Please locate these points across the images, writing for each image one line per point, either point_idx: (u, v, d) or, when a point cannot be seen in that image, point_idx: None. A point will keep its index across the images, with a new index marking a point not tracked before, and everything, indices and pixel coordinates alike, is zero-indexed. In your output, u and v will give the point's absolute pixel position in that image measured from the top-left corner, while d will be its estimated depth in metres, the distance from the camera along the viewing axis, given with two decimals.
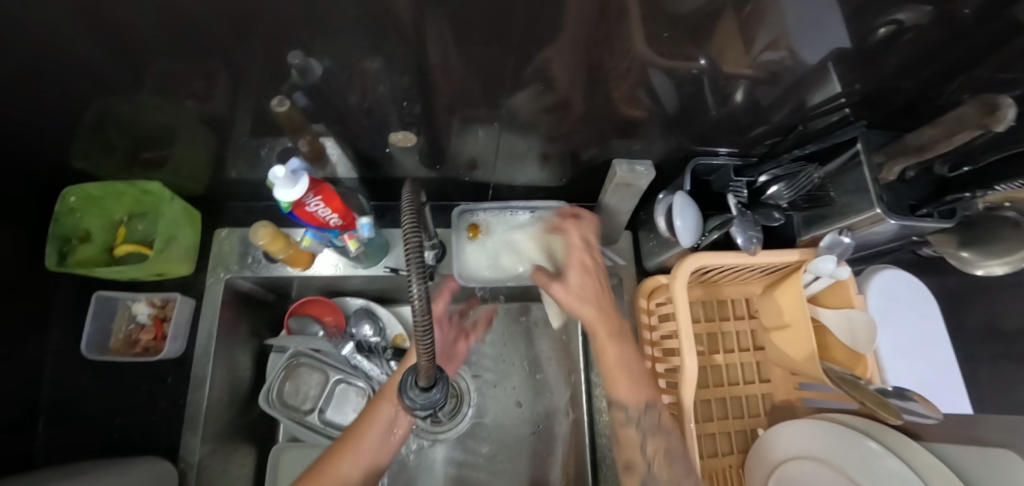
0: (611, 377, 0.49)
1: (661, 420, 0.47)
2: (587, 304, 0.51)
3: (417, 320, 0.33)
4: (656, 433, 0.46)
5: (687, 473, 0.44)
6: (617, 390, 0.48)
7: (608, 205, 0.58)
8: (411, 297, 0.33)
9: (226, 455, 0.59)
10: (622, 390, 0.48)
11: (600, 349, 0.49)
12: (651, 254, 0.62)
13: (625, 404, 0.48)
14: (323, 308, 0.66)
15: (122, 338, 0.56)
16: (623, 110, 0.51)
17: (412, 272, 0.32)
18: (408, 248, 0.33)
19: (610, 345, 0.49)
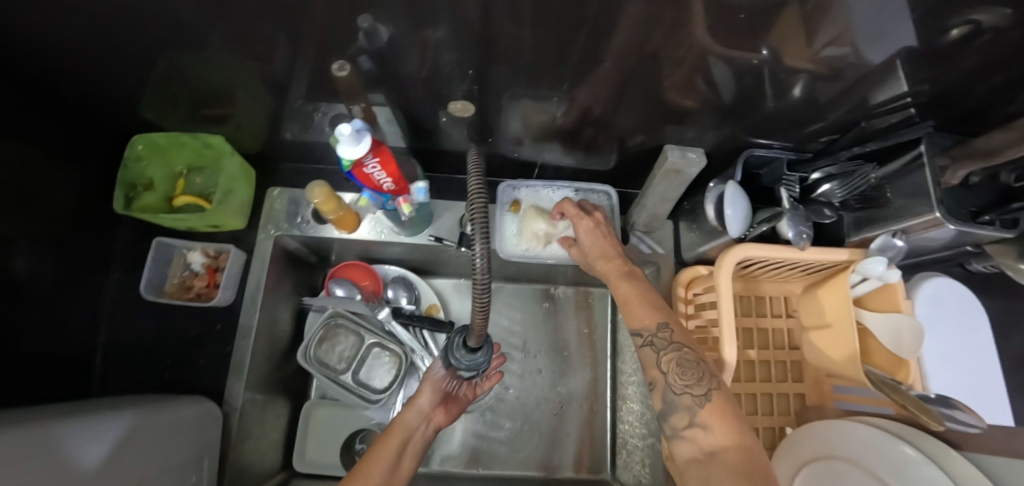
0: (627, 307, 0.51)
1: (673, 337, 0.47)
2: (596, 257, 0.56)
3: (476, 282, 0.35)
4: (669, 348, 0.47)
5: (699, 379, 0.44)
6: (631, 315, 0.50)
7: (655, 192, 0.57)
8: (474, 256, 0.34)
9: (265, 403, 0.62)
10: (636, 316, 0.50)
11: (613, 288, 0.53)
12: (692, 244, 0.62)
13: (642, 325, 0.49)
14: (362, 272, 0.68)
15: (177, 283, 0.59)
16: (677, 96, 0.51)
17: (476, 233, 0.34)
18: (474, 209, 0.35)
19: (620, 281, 0.53)
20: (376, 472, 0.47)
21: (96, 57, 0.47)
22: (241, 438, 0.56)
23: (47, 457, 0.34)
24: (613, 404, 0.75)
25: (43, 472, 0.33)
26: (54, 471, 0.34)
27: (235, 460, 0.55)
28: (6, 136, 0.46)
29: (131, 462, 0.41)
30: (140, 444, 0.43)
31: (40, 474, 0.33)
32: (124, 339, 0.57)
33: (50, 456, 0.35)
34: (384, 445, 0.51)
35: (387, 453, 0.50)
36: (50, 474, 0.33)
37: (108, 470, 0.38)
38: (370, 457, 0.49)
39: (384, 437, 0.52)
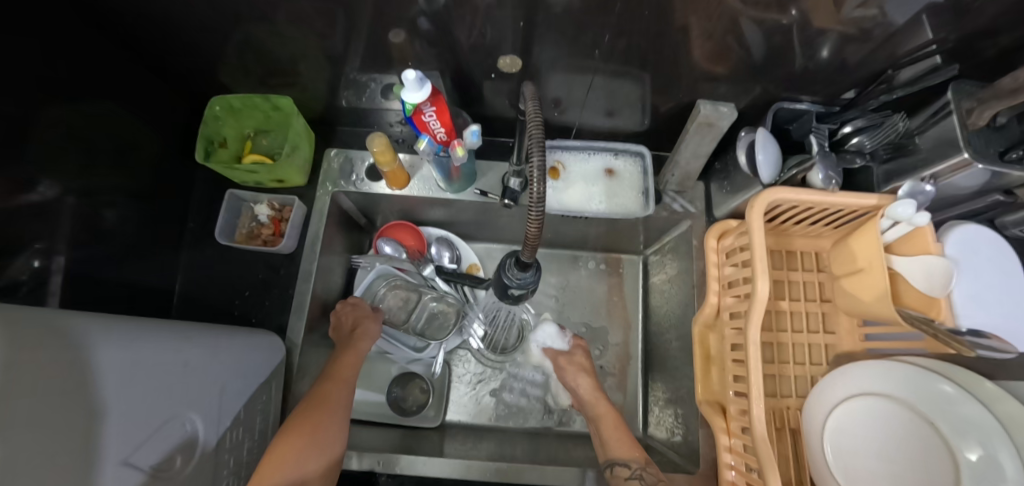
0: (609, 439, 0.58)
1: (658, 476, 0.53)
2: (575, 374, 0.66)
3: (532, 211, 0.40)
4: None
5: None
6: (610, 448, 0.57)
7: (688, 147, 0.61)
8: (531, 177, 0.38)
9: (320, 348, 0.67)
10: (618, 451, 0.56)
11: (592, 405, 0.63)
12: (722, 202, 0.66)
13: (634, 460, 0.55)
14: (406, 232, 0.71)
15: (245, 232, 0.65)
16: (708, 59, 0.54)
17: (535, 169, 0.38)
18: (531, 141, 0.39)
19: (598, 400, 0.63)
20: (348, 376, 0.58)
21: (185, 30, 0.53)
22: (299, 375, 0.61)
23: (147, 348, 0.39)
24: (646, 367, 0.78)
25: (143, 362, 0.37)
26: (150, 361, 0.38)
27: (295, 395, 0.61)
28: (107, 102, 0.54)
29: (210, 360, 0.46)
30: (215, 346, 0.48)
31: (139, 367, 0.37)
32: (200, 282, 0.64)
33: (146, 349, 0.38)
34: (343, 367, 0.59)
35: (353, 361, 0.60)
36: (146, 366, 0.38)
37: (198, 369, 0.44)
38: (339, 365, 0.59)
39: (343, 350, 0.61)
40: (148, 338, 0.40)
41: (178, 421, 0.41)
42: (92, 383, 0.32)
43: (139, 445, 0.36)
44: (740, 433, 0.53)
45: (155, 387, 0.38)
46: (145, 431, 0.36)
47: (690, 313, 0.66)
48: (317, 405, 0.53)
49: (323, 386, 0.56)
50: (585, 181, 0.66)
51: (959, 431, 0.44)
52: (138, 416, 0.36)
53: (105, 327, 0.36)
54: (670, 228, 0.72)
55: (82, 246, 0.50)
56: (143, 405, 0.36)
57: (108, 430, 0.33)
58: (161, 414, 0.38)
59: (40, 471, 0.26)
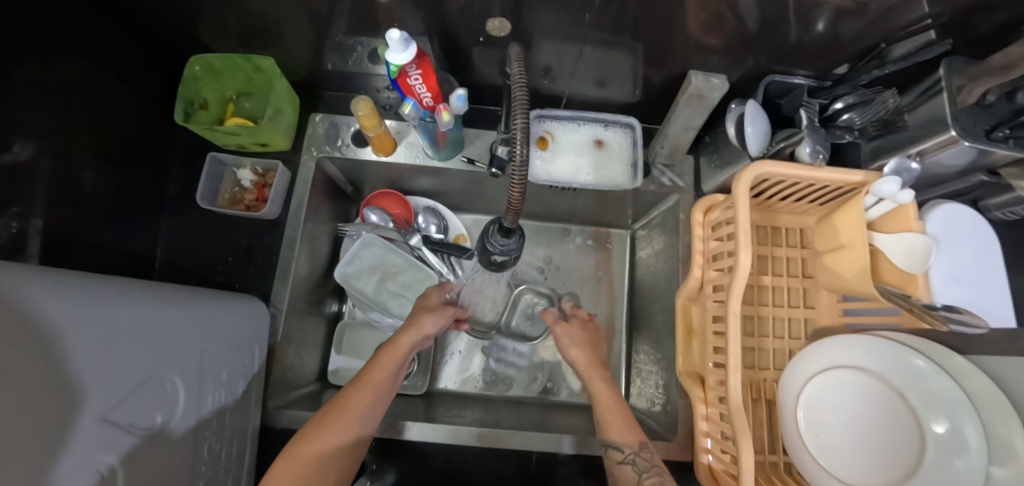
0: (608, 423, 0.54)
1: (654, 460, 0.49)
2: (573, 347, 0.63)
3: (514, 176, 0.39)
4: (650, 472, 0.47)
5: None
6: (610, 430, 0.53)
7: (679, 119, 0.60)
8: (514, 142, 0.38)
9: (306, 314, 0.67)
10: (615, 431, 0.53)
11: (588, 379, 0.60)
12: (710, 177, 0.66)
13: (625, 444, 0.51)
14: (392, 201, 0.71)
15: (228, 197, 0.64)
16: (702, 30, 0.53)
17: (519, 136, 0.38)
18: (516, 106, 0.38)
19: (591, 370, 0.61)
20: (379, 382, 0.53)
21: None
22: (285, 341, 0.62)
23: (119, 309, 0.38)
24: (629, 339, 0.79)
25: (117, 322, 0.37)
26: (121, 321, 0.38)
27: (280, 360, 0.61)
28: (79, 59, 0.51)
29: (184, 323, 0.45)
30: (189, 309, 0.47)
31: (110, 327, 0.36)
32: (182, 247, 0.63)
33: (116, 310, 0.38)
34: (382, 360, 0.55)
35: (388, 362, 0.55)
36: (116, 326, 0.37)
37: (176, 331, 0.44)
38: (372, 367, 0.54)
39: (385, 349, 0.56)
40: (119, 299, 0.39)
41: (158, 381, 0.40)
42: (59, 340, 0.31)
43: (117, 403, 0.36)
44: (717, 402, 0.54)
45: (129, 346, 0.38)
46: (124, 388, 0.36)
47: (674, 286, 0.66)
48: (336, 407, 0.49)
49: (352, 390, 0.51)
50: (574, 152, 0.65)
51: (929, 405, 0.46)
52: (114, 373, 0.36)
53: (70, 288, 0.35)
54: (658, 202, 0.72)
55: (59, 210, 0.49)
56: (117, 364, 0.36)
57: (82, 388, 0.32)
58: (140, 373, 0.38)
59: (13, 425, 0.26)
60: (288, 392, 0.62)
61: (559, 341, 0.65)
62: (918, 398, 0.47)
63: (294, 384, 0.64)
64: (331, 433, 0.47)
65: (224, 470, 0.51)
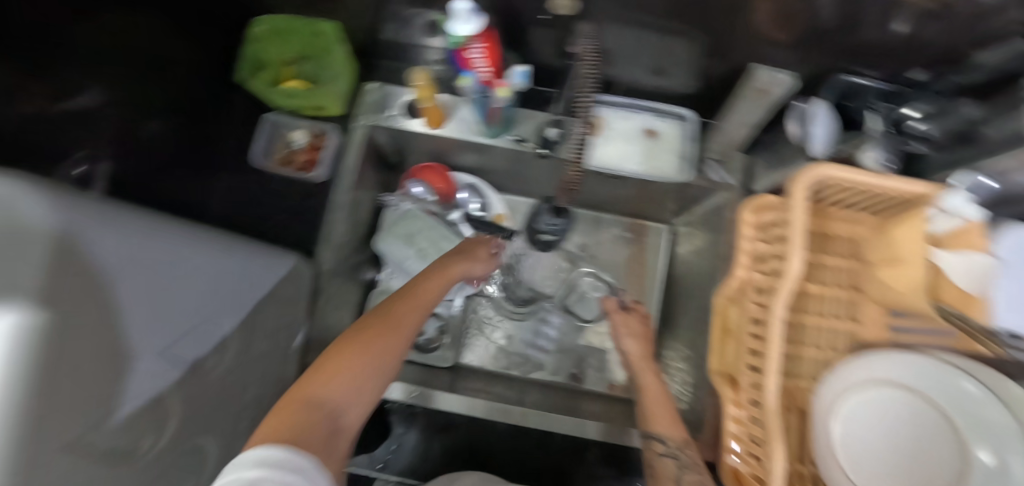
0: (655, 413, 0.54)
1: (696, 457, 0.49)
2: (626, 337, 0.66)
3: None
4: (693, 467, 0.47)
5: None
6: (659, 422, 0.53)
7: (738, 113, 0.59)
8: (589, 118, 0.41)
9: (345, 279, 0.69)
10: (662, 425, 0.53)
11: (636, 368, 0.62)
12: (763, 177, 0.64)
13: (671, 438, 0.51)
14: (434, 175, 0.71)
15: (281, 157, 0.66)
16: (772, 22, 0.51)
17: None
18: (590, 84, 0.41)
19: (642, 363, 0.62)
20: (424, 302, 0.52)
21: None
22: (324, 301, 0.63)
23: (165, 255, 0.39)
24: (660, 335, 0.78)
25: (163, 271, 0.38)
26: (166, 269, 0.39)
27: (319, 320, 0.63)
28: None
29: (231, 270, 0.47)
30: (237, 257, 0.49)
31: (155, 275, 0.38)
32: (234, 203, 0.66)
33: (161, 255, 0.39)
34: (425, 283, 0.54)
35: (432, 287, 0.55)
36: (161, 273, 0.38)
37: (218, 282, 0.45)
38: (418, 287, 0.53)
39: (429, 274, 0.57)
40: (165, 244, 0.40)
41: (203, 328, 0.42)
42: (111, 278, 0.33)
43: (162, 348, 0.38)
44: (747, 405, 0.54)
45: (175, 295, 0.39)
46: (171, 334, 0.39)
47: (714, 286, 0.65)
48: (382, 318, 0.46)
49: (396, 306, 0.48)
50: (623, 139, 0.64)
51: (978, 431, 0.37)
52: (158, 321, 0.37)
53: (122, 231, 0.36)
54: (703, 198, 0.69)
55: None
56: (161, 312, 0.38)
57: (131, 324, 0.35)
58: (185, 320, 0.40)
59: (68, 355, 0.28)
60: (324, 351, 0.64)
61: (615, 329, 0.67)
62: (966, 422, 0.38)
63: (330, 344, 0.66)
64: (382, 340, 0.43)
65: (260, 415, 0.53)
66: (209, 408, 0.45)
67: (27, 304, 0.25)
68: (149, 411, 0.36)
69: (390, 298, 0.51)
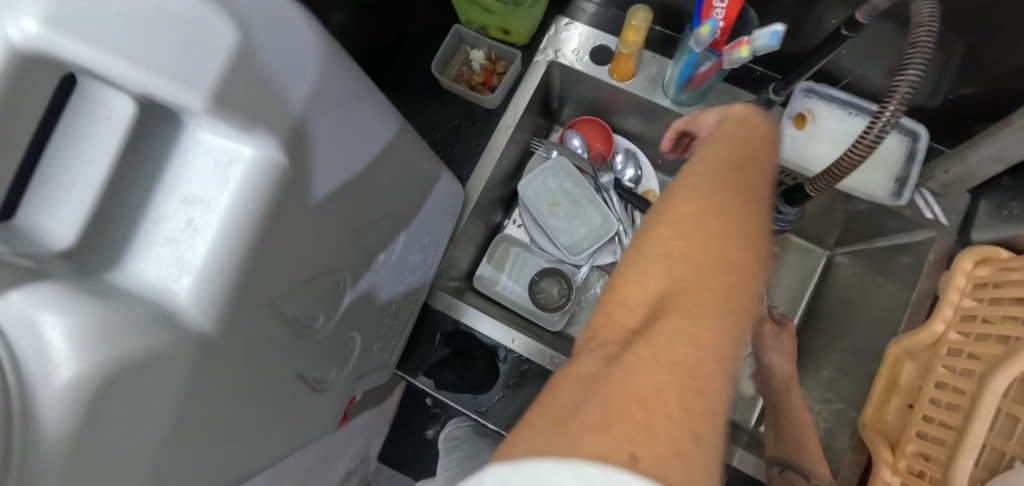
0: (804, 446, 0.51)
1: None
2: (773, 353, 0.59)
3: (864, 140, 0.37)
4: None
5: None
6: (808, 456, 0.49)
7: (1000, 143, 0.49)
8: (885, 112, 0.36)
9: (480, 216, 0.66)
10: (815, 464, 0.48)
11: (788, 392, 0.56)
12: (995, 226, 0.53)
13: (817, 474, 0.48)
14: (595, 132, 0.68)
15: (454, 75, 0.64)
16: None
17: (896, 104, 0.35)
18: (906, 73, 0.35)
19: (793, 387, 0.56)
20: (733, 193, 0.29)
21: None
22: (462, 231, 0.61)
23: (369, 145, 0.33)
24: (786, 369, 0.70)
25: (366, 166, 0.33)
26: (367, 162, 0.33)
27: (453, 248, 0.61)
28: None
29: (374, 139, 0.34)
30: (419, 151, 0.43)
31: (358, 167, 0.32)
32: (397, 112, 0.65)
33: (365, 144, 0.32)
34: (708, 165, 0.32)
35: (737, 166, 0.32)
36: (362, 167, 0.32)
37: (399, 189, 0.41)
38: (703, 169, 0.31)
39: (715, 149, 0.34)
40: (370, 129, 0.33)
41: (377, 229, 0.40)
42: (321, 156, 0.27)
43: (344, 242, 0.35)
44: (911, 473, 0.47)
45: (367, 192, 0.35)
46: (355, 229, 0.36)
47: (888, 332, 0.56)
48: (693, 216, 0.28)
49: (703, 194, 0.29)
50: (835, 141, 0.55)
51: None
52: (348, 217, 0.34)
53: (349, 104, 0.29)
54: (895, 232, 0.60)
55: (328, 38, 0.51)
56: (353, 209, 0.34)
57: (325, 203, 0.30)
58: (367, 219, 0.37)
59: (282, 224, 0.25)
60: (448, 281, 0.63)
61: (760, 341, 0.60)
62: None
63: (452, 275, 0.64)
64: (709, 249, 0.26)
65: (394, 325, 0.53)
66: (366, 301, 0.44)
67: (257, 162, 0.21)
68: (327, 284, 0.35)
69: (695, 174, 0.31)
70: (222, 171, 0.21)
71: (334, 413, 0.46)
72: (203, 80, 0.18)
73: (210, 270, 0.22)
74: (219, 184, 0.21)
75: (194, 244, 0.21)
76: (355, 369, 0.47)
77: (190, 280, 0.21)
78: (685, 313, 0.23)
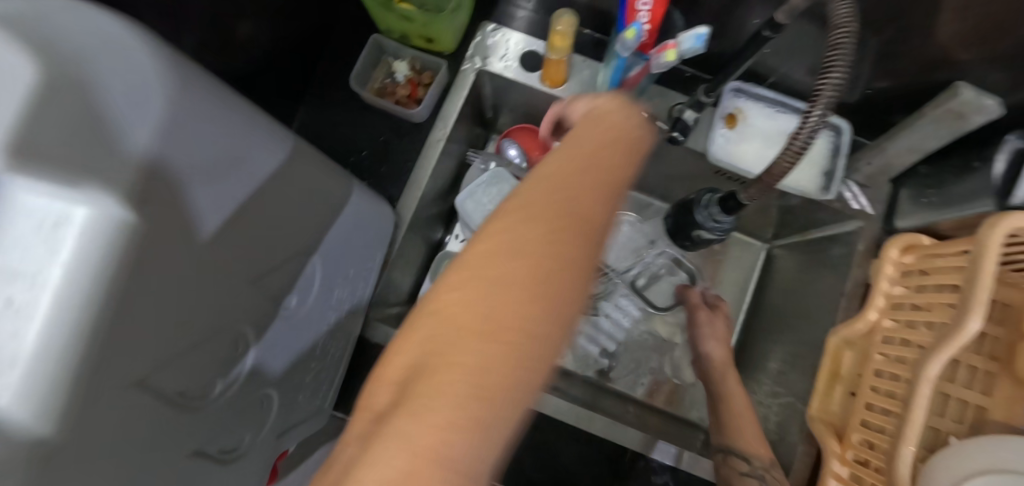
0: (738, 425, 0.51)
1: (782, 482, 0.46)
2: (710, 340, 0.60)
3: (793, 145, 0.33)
4: None
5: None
6: (741, 435, 0.49)
7: (912, 135, 0.50)
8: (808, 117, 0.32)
9: (419, 235, 0.63)
10: (748, 442, 0.49)
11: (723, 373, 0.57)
12: (913, 213, 0.55)
13: (758, 456, 0.47)
14: (531, 141, 0.64)
15: (377, 88, 0.59)
16: (985, 34, 0.44)
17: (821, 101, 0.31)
18: (829, 60, 0.31)
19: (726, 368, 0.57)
20: (556, 218, 0.24)
21: None
22: (396, 256, 0.58)
23: (260, 161, 0.29)
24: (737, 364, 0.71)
25: (256, 200, 0.30)
26: (257, 196, 0.30)
27: (388, 273, 0.57)
28: None
29: (269, 171, 0.31)
30: (333, 179, 0.40)
31: (247, 200, 0.29)
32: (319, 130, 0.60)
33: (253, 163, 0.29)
34: (560, 172, 0.26)
35: (592, 177, 0.27)
36: (250, 202, 0.29)
37: (303, 226, 0.37)
38: (551, 174, 0.26)
39: (569, 149, 0.28)
40: (255, 148, 0.29)
41: (296, 263, 0.38)
42: (192, 191, 0.23)
43: (260, 277, 0.33)
44: (855, 462, 0.48)
45: (262, 230, 0.31)
46: (264, 266, 0.33)
47: (826, 323, 0.58)
48: (504, 251, 0.23)
49: (531, 215, 0.24)
50: (764, 141, 0.55)
51: None
52: (243, 259, 0.30)
53: (229, 125, 0.26)
54: (828, 224, 0.61)
55: (211, 52, 0.47)
56: (247, 250, 0.30)
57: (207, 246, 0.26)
58: (276, 255, 0.34)
59: (144, 278, 0.21)
60: (385, 309, 0.59)
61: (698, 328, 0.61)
62: None
63: (391, 302, 0.61)
64: (517, 284, 0.22)
65: (324, 368, 0.49)
66: (280, 356, 0.39)
67: (98, 222, 0.17)
68: (225, 338, 0.31)
69: (531, 190, 0.25)
70: (52, 234, 0.16)
71: (253, 474, 0.42)
72: (4, 123, 0.14)
73: (53, 355, 0.17)
74: (46, 252, 0.16)
75: (22, 330, 0.16)
76: (278, 423, 0.42)
77: (19, 376, 0.16)
78: (446, 372, 0.20)
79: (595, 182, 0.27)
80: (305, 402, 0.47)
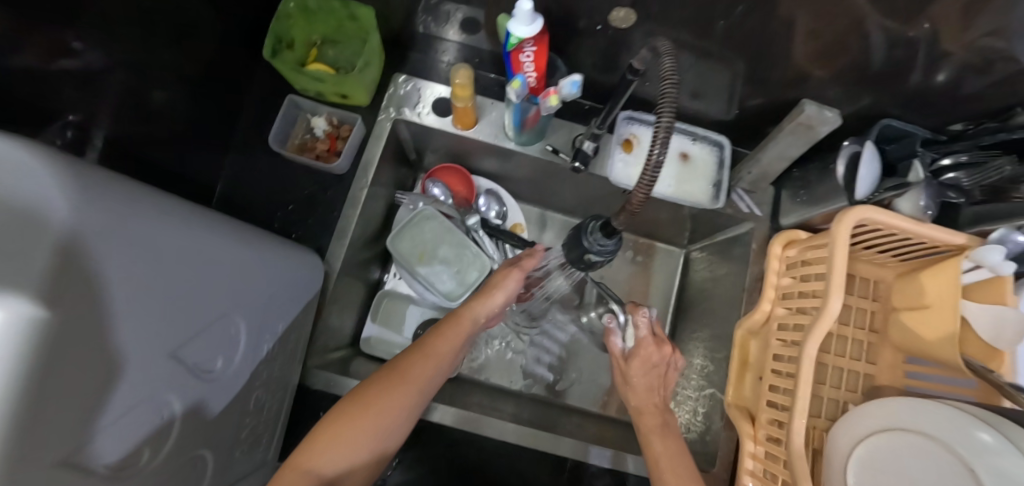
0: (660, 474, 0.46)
1: None
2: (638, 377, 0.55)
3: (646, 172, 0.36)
4: None
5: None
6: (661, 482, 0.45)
7: (776, 146, 0.57)
8: (651, 152, 0.36)
9: (354, 278, 0.65)
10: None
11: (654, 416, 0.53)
12: (791, 211, 0.63)
13: None
14: (455, 178, 0.69)
15: (297, 143, 0.63)
16: (814, 58, 0.52)
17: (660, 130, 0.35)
18: (664, 98, 0.36)
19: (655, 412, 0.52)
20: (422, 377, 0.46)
21: None
22: (331, 302, 0.60)
23: (171, 244, 0.31)
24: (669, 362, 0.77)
25: (175, 276, 0.31)
26: (177, 276, 0.31)
27: (324, 319, 0.60)
28: None
29: (185, 251, 0.33)
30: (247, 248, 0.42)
31: (163, 280, 0.30)
32: (245, 186, 0.62)
33: (165, 246, 0.31)
34: (449, 330, 0.51)
35: (454, 337, 0.50)
36: (169, 281, 0.31)
37: (225, 292, 0.39)
38: (437, 337, 0.50)
39: (451, 318, 0.52)
40: (164, 234, 0.31)
41: (218, 326, 0.39)
42: (108, 283, 0.24)
43: (185, 342, 0.35)
44: (765, 440, 0.52)
45: (181, 304, 0.33)
46: (190, 330, 0.35)
47: (734, 316, 0.64)
48: (396, 374, 0.45)
49: (418, 354, 0.47)
50: None
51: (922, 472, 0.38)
52: (164, 332, 0.31)
53: (129, 217, 0.28)
54: (727, 227, 0.68)
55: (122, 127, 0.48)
56: (169, 324, 0.31)
57: (127, 330, 0.27)
58: (199, 322, 0.36)
59: (66, 371, 0.22)
60: (325, 354, 0.61)
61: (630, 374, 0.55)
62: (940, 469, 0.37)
63: (331, 347, 0.62)
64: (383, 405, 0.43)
65: (262, 422, 0.50)
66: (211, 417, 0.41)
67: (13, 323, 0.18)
68: (149, 410, 0.31)
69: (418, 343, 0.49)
70: None
71: None
72: None
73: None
74: None
75: None
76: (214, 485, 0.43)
77: None
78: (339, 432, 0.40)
79: (453, 332, 0.51)
80: (245, 458, 0.48)
